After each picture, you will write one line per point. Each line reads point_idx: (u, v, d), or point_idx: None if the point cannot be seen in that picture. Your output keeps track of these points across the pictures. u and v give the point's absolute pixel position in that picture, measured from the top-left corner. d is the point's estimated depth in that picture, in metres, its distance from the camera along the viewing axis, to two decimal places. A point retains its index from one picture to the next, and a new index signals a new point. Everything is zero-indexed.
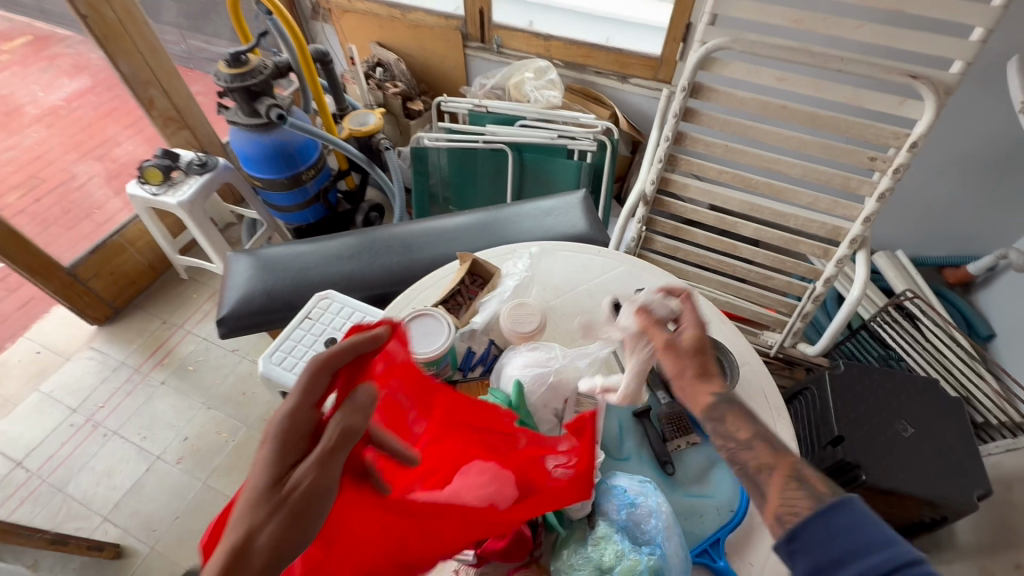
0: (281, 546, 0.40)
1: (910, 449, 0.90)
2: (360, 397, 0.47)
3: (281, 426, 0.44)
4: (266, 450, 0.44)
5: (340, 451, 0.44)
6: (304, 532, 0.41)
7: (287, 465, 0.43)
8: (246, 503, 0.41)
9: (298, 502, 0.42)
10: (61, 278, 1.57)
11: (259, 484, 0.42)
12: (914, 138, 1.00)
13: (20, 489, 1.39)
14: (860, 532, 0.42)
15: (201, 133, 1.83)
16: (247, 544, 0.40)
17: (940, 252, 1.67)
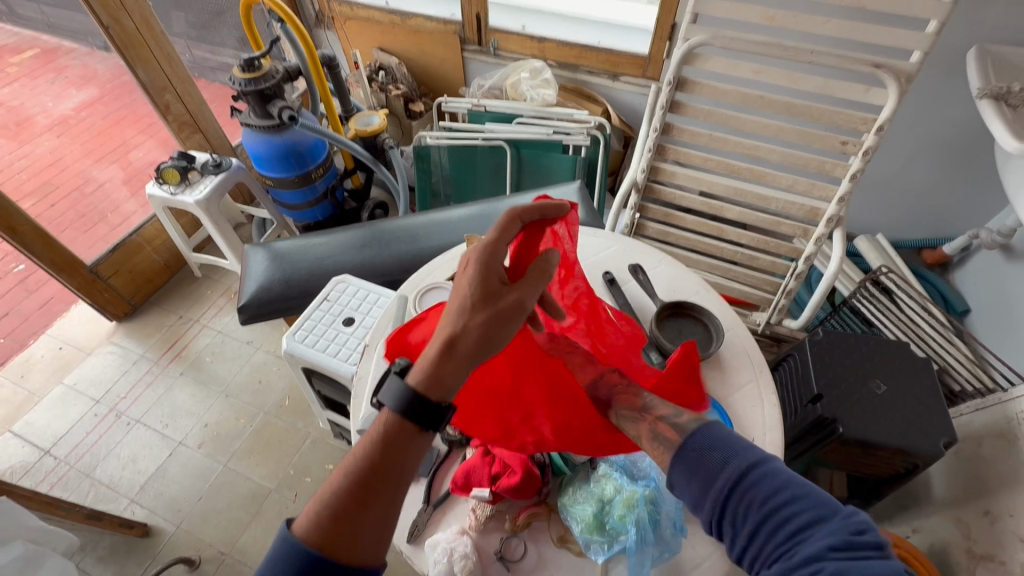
0: (486, 336, 0.55)
1: (884, 404, 0.99)
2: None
3: (481, 255, 0.58)
4: (471, 269, 0.57)
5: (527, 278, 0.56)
6: (503, 331, 0.56)
7: (488, 284, 0.57)
8: (459, 308, 0.56)
9: (499, 310, 0.56)
10: (83, 276, 1.65)
11: (469, 293, 0.56)
12: (880, 122, 1.10)
13: (49, 475, 1.46)
14: (724, 444, 0.55)
15: (212, 136, 1.91)
16: (459, 333, 0.54)
17: (918, 234, 1.77)
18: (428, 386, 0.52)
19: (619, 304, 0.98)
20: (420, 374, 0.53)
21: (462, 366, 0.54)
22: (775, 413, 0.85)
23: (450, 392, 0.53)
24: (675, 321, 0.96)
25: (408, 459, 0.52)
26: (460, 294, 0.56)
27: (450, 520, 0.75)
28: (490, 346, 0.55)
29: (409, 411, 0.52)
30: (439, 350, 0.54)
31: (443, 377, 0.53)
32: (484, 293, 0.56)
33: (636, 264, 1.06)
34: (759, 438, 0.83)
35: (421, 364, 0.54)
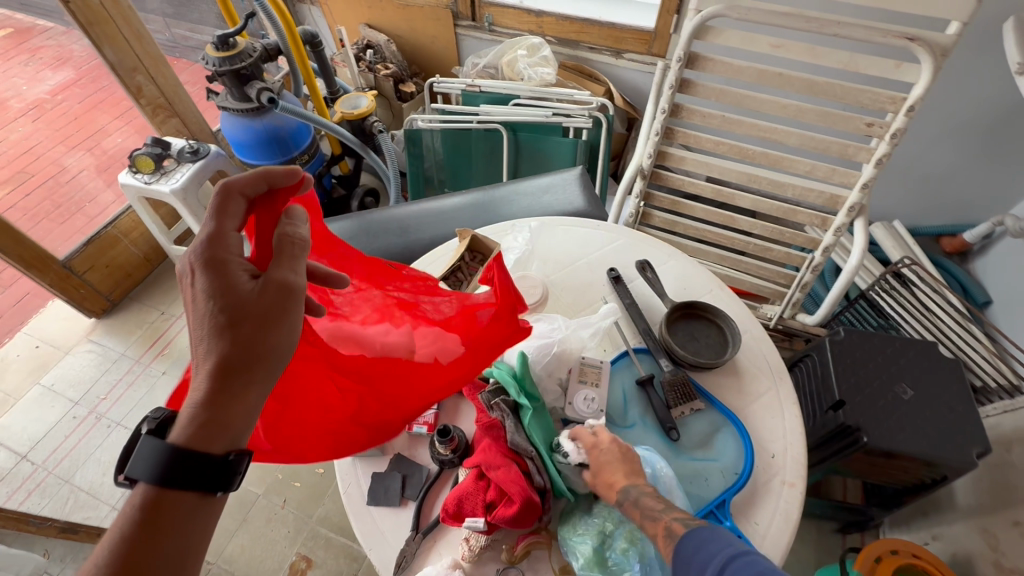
0: (262, 348, 0.50)
1: (911, 411, 0.91)
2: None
3: (209, 257, 0.50)
4: (206, 279, 0.50)
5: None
6: (275, 334, 0.51)
7: (232, 283, 0.50)
8: (210, 332, 0.49)
9: (259, 311, 0.50)
10: (56, 271, 1.56)
11: (216, 308, 0.49)
12: (911, 102, 1.00)
13: (27, 481, 1.39)
14: (705, 547, 0.55)
15: (191, 121, 1.81)
16: (225, 359, 0.49)
17: (937, 221, 1.68)
18: (201, 437, 0.48)
19: (626, 303, 0.89)
20: (182, 431, 0.48)
21: (250, 391, 0.50)
22: (798, 427, 0.78)
23: (234, 432, 0.49)
24: (687, 323, 0.88)
25: (189, 526, 0.47)
26: (204, 314, 0.50)
27: (440, 551, 0.68)
28: (273, 354, 0.51)
29: (172, 474, 0.46)
30: (207, 391, 0.48)
31: (221, 419, 0.49)
32: (231, 303, 0.49)
33: (644, 259, 0.97)
34: (780, 455, 0.75)
35: (185, 418, 0.48)
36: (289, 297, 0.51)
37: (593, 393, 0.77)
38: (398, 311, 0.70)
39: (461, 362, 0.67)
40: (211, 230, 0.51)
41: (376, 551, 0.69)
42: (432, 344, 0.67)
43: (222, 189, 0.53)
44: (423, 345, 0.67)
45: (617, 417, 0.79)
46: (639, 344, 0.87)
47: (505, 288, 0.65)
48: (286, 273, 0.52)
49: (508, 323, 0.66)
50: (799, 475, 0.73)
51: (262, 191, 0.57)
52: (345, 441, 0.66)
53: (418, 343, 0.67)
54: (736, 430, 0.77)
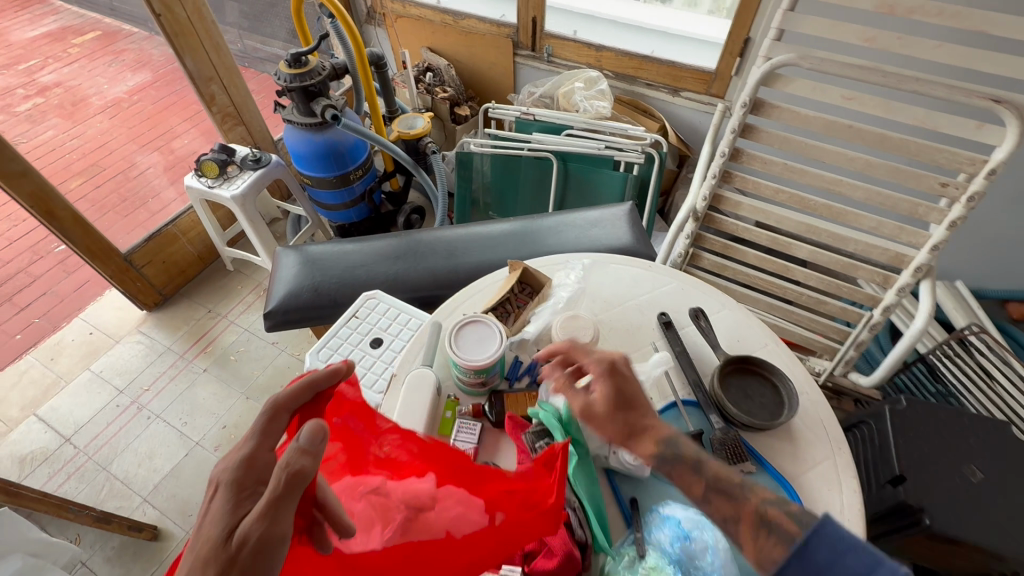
0: None
1: (979, 496, 0.84)
2: (303, 435, 0.46)
3: (233, 476, 0.47)
4: (220, 499, 0.46)
5: (285, 504, 0.43)
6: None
7: (237, 519, 0.44)
8: (196, 562, 0.42)
9: (245, 561, 0.42)
10: (117, 264, 1.63)
11: (214, 539, 0.43)
12: (992, 165, 0.95)
13: (67, 464, 1.44)
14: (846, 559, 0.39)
15: (255, 130, 1.89)
16: None
17: (1004, 285, 1.58)
18: None
19: (676, 351, 0.87)
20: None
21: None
22: (857, 503, 0.73)
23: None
24: (740, 379, 0.84)
25: None
26: (204, 542, 0.43)
27: None
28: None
29: None
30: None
31: None
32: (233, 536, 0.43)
33: (698, 307, 0.94)
34: None
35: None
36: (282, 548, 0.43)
37: None
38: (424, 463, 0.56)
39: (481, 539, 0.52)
40: (249, 444, 0.49)
41: None
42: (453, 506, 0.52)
43: (272, 401, 0.52)
44: (445, 507, 0.52)
45: (661, 471, 0.76)
46: (688, 395, 0.84)
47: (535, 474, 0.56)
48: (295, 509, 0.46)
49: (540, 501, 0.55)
50: None
51: (308, 398, 0.55)
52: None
53: (430, 508, 0.52)
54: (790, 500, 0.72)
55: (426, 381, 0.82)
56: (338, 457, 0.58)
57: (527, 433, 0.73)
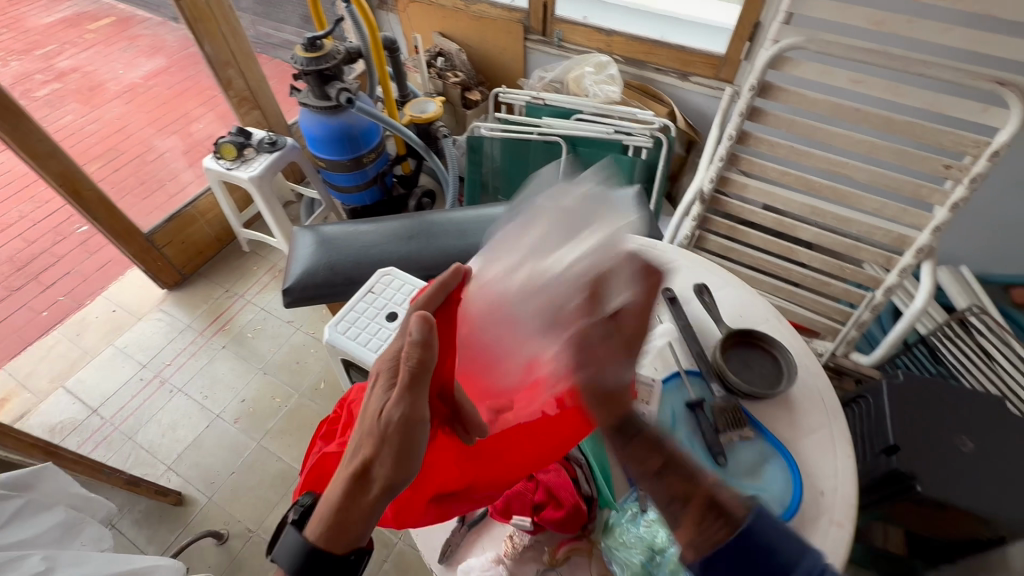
0: (391, 476, 0.50)
1: (968, 465, 0.89)
2: (417, 329, 0.48)
3: (386, 366, 0.53)
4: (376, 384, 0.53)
5: (421, 390, 0.50)
6: (406, 464, 0.50)
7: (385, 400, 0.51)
8: (363, 432, 0.51)
9: (394, 437, 0.49)
10: (139, 243, 1.68)
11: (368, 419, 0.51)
12: (996, 147, 0.97)
13: (95, 434, 1.51)
14: (781, 546, 0.48)
15: (270, 113, 1.93)
16: (365, 467, 0.50)
17: (1010, 270, 1.59)
18: (329, 534, 0.49)
19: (681, 325, 0.90)
20: (315, 526, 0.50)
21: (375, 501, 0.50)
22: (850, 467, 0.77)
23: (352, 538, 0.50)
24: (742, 351, 0.88)
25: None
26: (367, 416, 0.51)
27: (484, 545, 0.71)
28: (400, 478, 0.50)
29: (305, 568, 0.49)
30: (341, 488, 0.50)
31: (343, 521, 0.50)
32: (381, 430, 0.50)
33: (702, 283, 0.97)
34: (829, 492, 0.75)
35: (319, 515, 0.50)
36: (423, 428, 0.51)
37: (644, 409, 0.79)
38: None
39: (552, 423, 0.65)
40: (397, 339, 0.55)
41: (425, 538, 0.72)
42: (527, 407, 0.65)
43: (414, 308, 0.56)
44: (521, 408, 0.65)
45: (664, 435, 0.80)
46: (691, 366, 0.87)
47: None
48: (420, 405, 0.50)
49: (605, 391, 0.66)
50: (848, 516, 0.73)
51: (443, 299, 0.60)
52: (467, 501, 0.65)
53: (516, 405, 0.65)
54: (786, 463, 0.76)
55: None
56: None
57: None
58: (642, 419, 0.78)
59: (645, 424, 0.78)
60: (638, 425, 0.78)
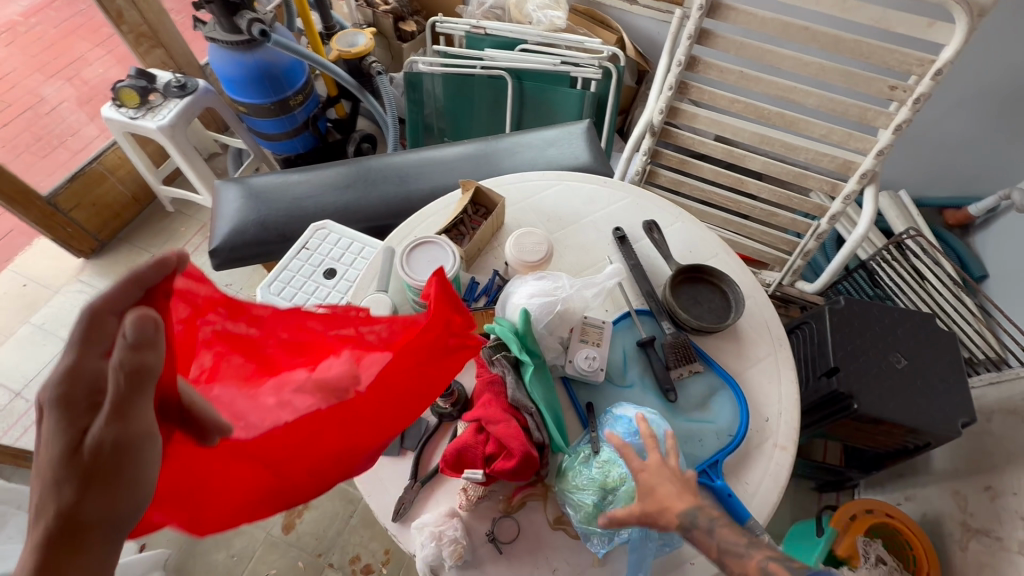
0: (112, 516, 0.39)
1: (902, 380, 0.93)
2: (128, 329, 0.37)
3: (57, 391, 0.38)
4: (50, 419, 0.39)
5: (138, 404, 0.39)
6: (126, 501, 0.40)
7: (80, 431, 0.39)
8: (47, 481, 0.38)
9: (105, 467, 0.39)
10: (41, 208, 1.50)
11: (55, 459, 0.38)
12: (940, 65, 0.95)
13: (23, 418, 1.40)
14: None
15: (177, 52, 1.70)
16: (63, 523, 0.38)
17: (944, 191, 1.64)
18: None
19: (630, 265, 0.88)
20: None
21: (92, 561, 0.39)
22: (794, 392, 0.79)
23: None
24: (691, 287, 0.86)
25: None
26: (50, 460, 0.38)
27: (438, 499, 0.70)
28: (125, 514, 0.40)
29: None
30: (30, 563, 0.37)
31: None
32: (84, 469, 0.38)
33: (651, 220, 0.94)
34: (773, 418, 0.77)
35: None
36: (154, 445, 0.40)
37: (594, 351, 0.77)
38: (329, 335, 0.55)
39: (391, 384, 0.55)
40: (68, 354, 0.38)
41: (375, 498, 0.70)
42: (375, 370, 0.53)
43: (86, 306, 0.38)
44: (369, 371, 0.53)
45: (616, 375, 0.79)
46: (641, 306, 0.86)
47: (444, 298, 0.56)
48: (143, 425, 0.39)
49: (444, 334, 0.56)
50: (791, 437, 0.75)
51: (140, 296, 0.41)
52: (286, 497, 0.53)
53: (328, 372, 0.53)
54: (733, 393, 0.78)
55: (381, 306, 0.81)
56: (240, 365, 0.55)
57: (486, 347, 0.75)
58: (593, 362, 0.76)
59: (597, 367, 0.76)
60: (588, 369, 0.76)
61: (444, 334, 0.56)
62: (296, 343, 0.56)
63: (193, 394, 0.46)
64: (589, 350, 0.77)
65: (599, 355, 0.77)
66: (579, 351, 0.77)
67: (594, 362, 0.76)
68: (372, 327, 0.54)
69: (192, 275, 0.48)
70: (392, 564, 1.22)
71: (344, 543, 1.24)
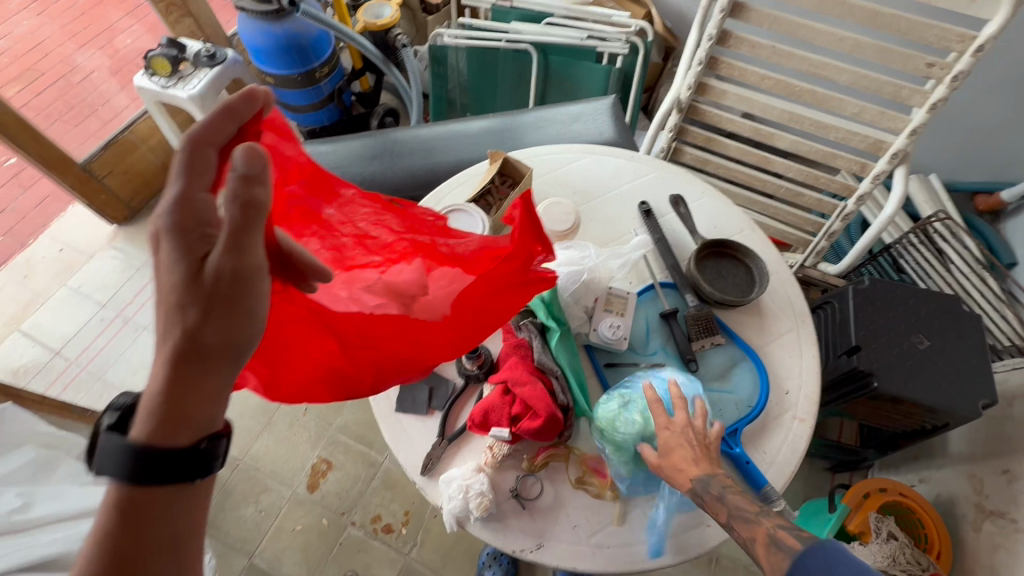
0: (229, 338, 0.44)
1: (924, 360, 0.94)
2: (237, 161, 0.40)
3: (172, 219, 0.42)
4: (167, 244, 0.42)
5: (248, 234, 0.42)
6: (242, 324, 0.44)
7: (196, 257, 0.42)
8: (171, 306, 0.43)
9: (222, 290, 0.42)
10: (76, 174, 1.55)
11: (171, 281, 0.43)
12: (981, 41, 0.93)
13: (62, 375, 1.47)
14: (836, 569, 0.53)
15: (205, 23, 1.72)
16: (188, 341, 0.43)
17: (977, 176, 1.61)
18: (162, 433, 0.44)
19: (655, 238, 0.89)
20: (142, 424, 0.44)
21: (213, 380, 0.44)
22: (815, 367, 0.80)
23: (199, 424, 0.45)
24: (715, 262, 0.87)
25: (171, 508, 0.45)
26: (169, 282, 0.43)
27: (465, 456, 0.72)
28: (239, 341, 0.45)
29: (146, 473, 0.43)
30: (164, 377, 0.43)
31: (177, 414, 0.44)
32: (203, 293, 0.42)
33: (678, 194, 0.95)
34: (793, 391, 0.79)
35: (143, 413, 0.44)
36: (260, 277, 0.44)
37: (619, 321, 0.79)
38: (400, 241, 0.61)
39: (466, 304, 0.60)
40: (177, 184, 0.43)
41: (403, 453, 0.74)
42: (445, 287, 0.59)
43: (187, 136, 0.44)
44: (438, 285, 0.59)
45: (638, 345, 0.81)
46: (665, 279, 0.87)
47: (525, 233, 0.57)
48: (250, 254, 0.43)
49: (526, 265, 0.59)
50: (811, 410, 0.77)
51: (232, 131, 0.49)
52: (345, 384, 0.60)
53: (399, 278, 0.59)
54: (754, 365, 0.79)
55: None
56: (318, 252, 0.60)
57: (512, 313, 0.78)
58: (616, 331, 0.78)
59: (621, 336, 0.78)
60: (612, 338, 0.78)
61: (525, 267, 0.59)
62: (376, 245, 0.61)
63: (293, 243, 0.50)
64: (614, 320, 0.79)
65: (623, 326, 0.78)
66: (602, 319, 0.79)
67: (618, 331, 0.78)
68: (449, 245, 0.60)
69: (277, 129, 0.55)
70: (411, 525, 1.26)
71: (366, 504, 1.29)
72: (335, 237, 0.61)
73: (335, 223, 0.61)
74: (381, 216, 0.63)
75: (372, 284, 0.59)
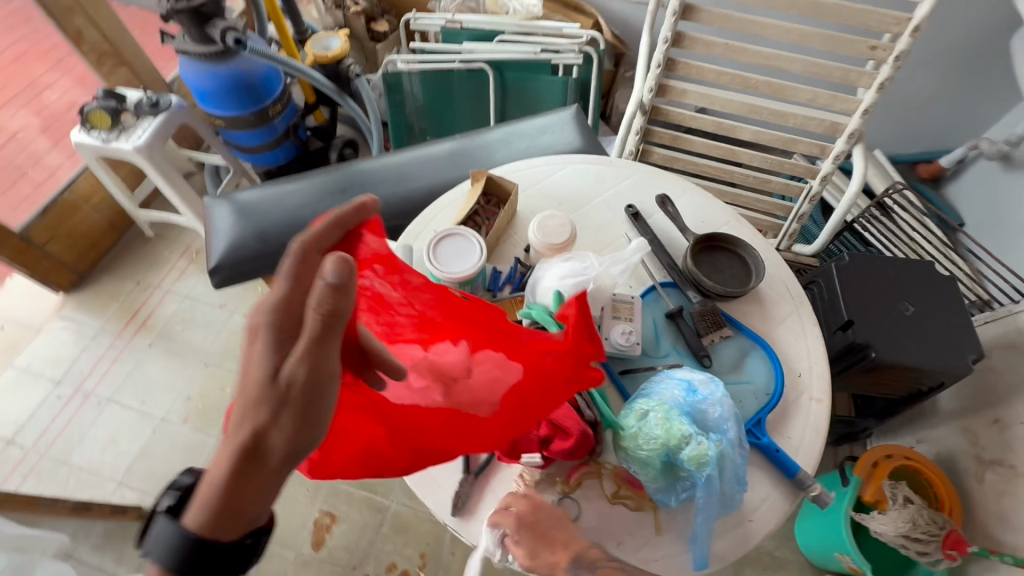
0: (296, 442, 0.43)
1: (912, 325, 0.97)
2: (328, 271, 0.38)
3: (273, 317, 0.42)
4: (263, 338, 0.42)
5: (329, 342, 0.40)
6: (311, 430, 0.43)
7: (282, 357, 0.42)
8: (251, 401, 0.42)
9: (299, 398, 0.42)
10: (13, 244, 1.43)
11: (257, 378, 0.42)
12: (917, 22, 0.99)
13: (20, 465, 1.33)
14: None
15: (141, 71, 1.63)
16: (258, 441, 0.42)
17: (916, 147, 1.71)
18: (211, 524, 0.42)
19: (649, 239, 0.89)
20: (196, 513, 0.42)
21: (271, 479, 0.43)
22: (820, 346, 0.81)
23: (246, 521, 0.43)
24: (710, 256, 0.88)
25: None
26: (253, 377, 0.42)
27: (495, 488, 0.69)
28: (302, 451, 0.43)
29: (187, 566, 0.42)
30: (224, 473, 0.42)
31: (233, 507, 0.42)
32: (278, 394, 0.41)
33: (663, 194, 0.96)
34: (805, 373, 0.80)
35: (200, 501, 0.43)
36: (333, 384, 0.43)
37: (630, 326, 0.78)
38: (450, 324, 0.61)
39: (509, 395, 0.57)
40: (283, 284, 0.42)
41: (429, 493, 0.70)
42: (491, 371, 0.58)
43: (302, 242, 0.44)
44: (481, 368, 0.58)
45: (650, 348, 0.80)
46: (664, 278, 0.87)
47: (580, 330, 0.58)
48: (328, 361, 0.41)
49: (584, 360, 0.57)
50: (825, 390, 0.78)
51: (337, 235, 0.49)
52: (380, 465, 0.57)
53: (444, 358, 0.59)
54: (765, 353, 0.80)
55: None
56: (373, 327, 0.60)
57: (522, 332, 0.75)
58: (628, 337, 0.77)
59: (634, 341, 0.77)
60: (624, 344, 0.77)
61: (577, 365, 0.57)
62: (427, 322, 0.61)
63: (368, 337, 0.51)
64: (623, 326, 0.78)
65: (634, 331, 0.78)
66: (612, 327, 0.78)
67: (630, 336, 0.77)
68: (503, 335, 0.60)
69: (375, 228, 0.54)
70: (429, 567, 1.20)
71: (378, 553, 1.22)
72: (391, 314, 0.60)
73: (395, 302, 0.60)
74: (443, 301, 0.62)
75: (416, 363, 0.59)
